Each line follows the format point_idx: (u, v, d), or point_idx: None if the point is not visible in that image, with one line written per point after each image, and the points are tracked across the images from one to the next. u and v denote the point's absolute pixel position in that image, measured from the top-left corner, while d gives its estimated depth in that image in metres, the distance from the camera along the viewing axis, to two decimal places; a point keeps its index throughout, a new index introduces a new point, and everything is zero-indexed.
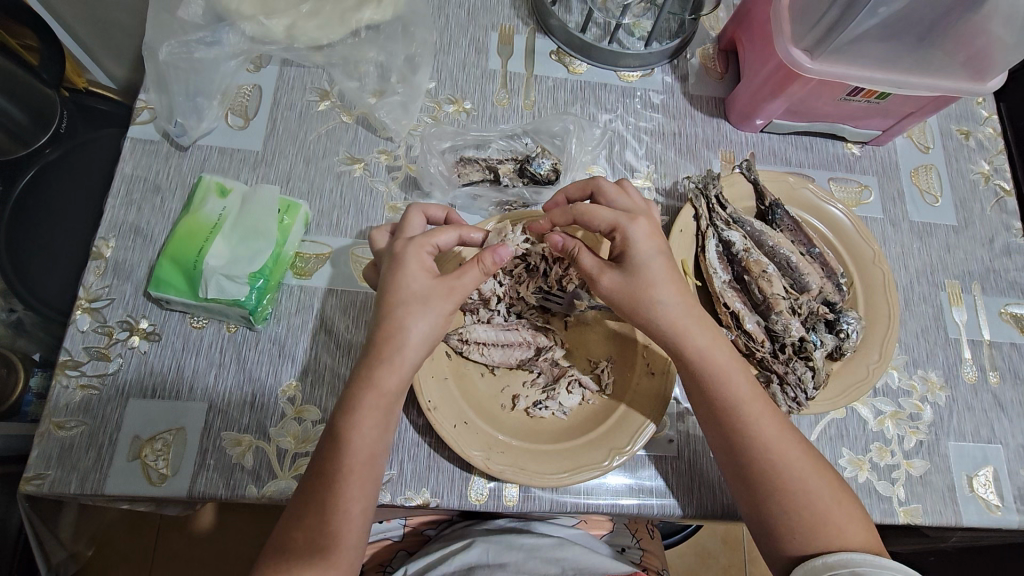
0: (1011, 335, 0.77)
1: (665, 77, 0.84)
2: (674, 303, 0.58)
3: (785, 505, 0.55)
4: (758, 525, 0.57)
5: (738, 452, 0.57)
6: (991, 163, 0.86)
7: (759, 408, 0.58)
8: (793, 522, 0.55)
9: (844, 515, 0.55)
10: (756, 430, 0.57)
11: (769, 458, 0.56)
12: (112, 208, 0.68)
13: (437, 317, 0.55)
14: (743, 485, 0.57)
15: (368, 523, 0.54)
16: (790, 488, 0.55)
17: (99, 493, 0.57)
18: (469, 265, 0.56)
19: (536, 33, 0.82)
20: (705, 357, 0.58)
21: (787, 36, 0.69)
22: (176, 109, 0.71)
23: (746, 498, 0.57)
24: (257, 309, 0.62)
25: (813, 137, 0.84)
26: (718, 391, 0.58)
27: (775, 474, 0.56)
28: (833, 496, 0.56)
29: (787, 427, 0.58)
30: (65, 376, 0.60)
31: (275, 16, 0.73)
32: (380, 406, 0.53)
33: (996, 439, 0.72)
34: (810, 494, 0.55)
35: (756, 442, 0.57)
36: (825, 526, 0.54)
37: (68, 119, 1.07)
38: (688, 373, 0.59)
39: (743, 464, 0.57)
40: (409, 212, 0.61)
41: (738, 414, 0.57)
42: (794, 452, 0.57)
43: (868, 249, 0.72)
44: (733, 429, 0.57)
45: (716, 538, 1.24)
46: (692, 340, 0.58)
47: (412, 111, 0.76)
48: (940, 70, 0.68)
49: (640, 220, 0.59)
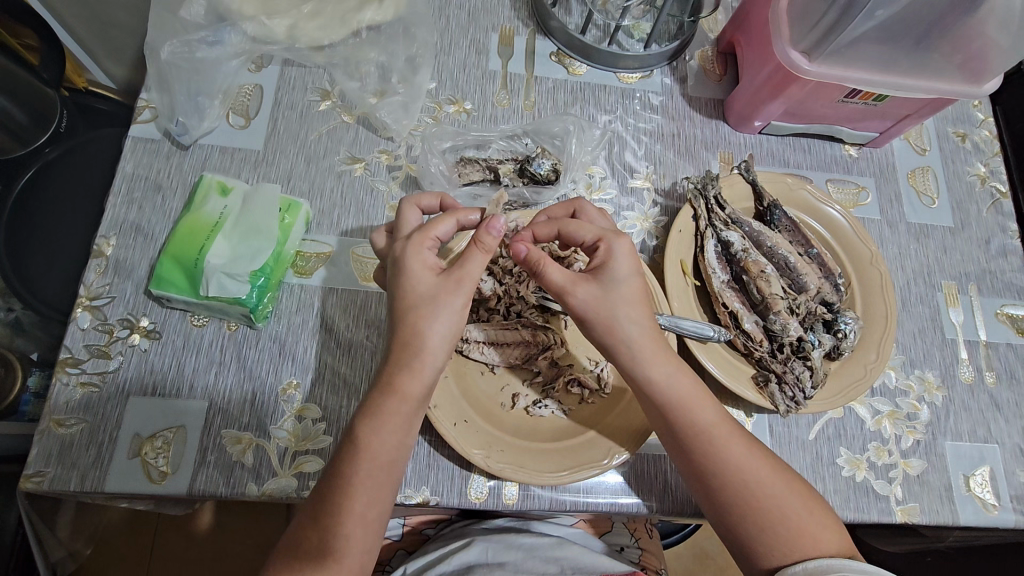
0: (1007, 335, 0.78)
1: (664, 78, 0.84)
2: (637, 328, 0.58)
3: (757, 524, 0.55)
4: (734, 544, 0.57)
5: (707, 477, 0.57)
6: (987, 165, 0.86)
7: (724, 430, 0.58)
8: (768, 541, 0.55)
9: (824, 538, 0.55)
10: (724, 454, 0.57)
11: (739, 479, 0.56)
12: (113, 207, 0.68)
13: (452, 313, 0.54)
14: (717, 508, 0.57)
15: (382, 526, 0.54)
16: (761, 508, 0.55)
17: (98, 491, 0.57)
18: (473, 251, 0.55)
19: (536, 35, 0.83)
20: (671, 386, 0.58)
21: (785, 39, 0.70)
22: (177, 108, 0.71)
23: (720, 520, 0.57)
24: (257, 308, 0.62)
25: (811, 139, 0.85)
26: (684, 419, 0.57)
27: (746, 495, 0.56)
28: (808, 508, 0.56)
29: (754, 445, 0.58)
30: (65, 374, 0.60)
31: (277, 17, 0.74)
32: (406, 410, 0.54)
33: (993, 439, 0.72)
34: (783, 510, 0.55)
35: (724, 466, 0.56)
36: (801, 537, 0.54)
37: (68, 119, 1.07)
38: (653, 405, 0.58)
39: (712, 489, 0.57)
40: (403, 207, 0.62)
41: (704, 441, 0.57)
42: (763, 470, 0.57)
43: (867, 250, 0.73)
44: (700, 456, 0.57)
45: (714, 539, 1.24)
46: (653, 371, 0.58)
47: (413, 112, 0.76)
48: (937, 73, 0.68)
49: (620, 238, 0.59)
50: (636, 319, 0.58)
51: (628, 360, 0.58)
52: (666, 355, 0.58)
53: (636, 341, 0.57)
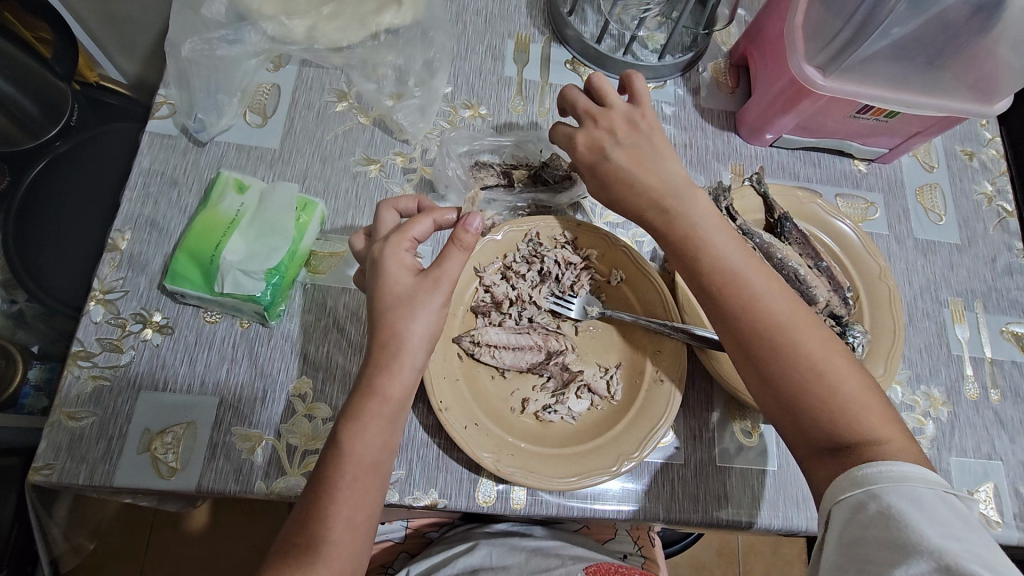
0: (1012, 353, 0.78)
1: (677, 89, 0.85)
2: (654, 184, 0.60)
3: (803, 392, 0.52)
4: (782, 419, 0.54)
5: (749, 337, 0.55)
6: (994, 184, 0.87)
7: (773, 294, 0.56)
8: (811, 409, 0.52)
9: (871, 415, 0.51)
10: (771, 315, 0.55)
11: (781, 344, 0.54)
12: (129, 201, 0.68)
13: (432, 312, 0.55)
14: (757, 370, 0.55)
15: (370, 529, 0.53)
16: (809, 374, 0.52)
17: (107, 485, 0.57)
18: (449, 250, 0.56)
19: (551, 42, 0.84)
20: (707, 244, 0.58)
21: (799, 53, 0.71)
22: (195, 105, 0.71)
23: (762, 385, 0.55)
24: (271, 306, 0.62)
25: (821, 154, 0.86)
26: (722, 276, 0.56)
27: (793, 358, 0.53)
28: (856, 382, 0.52)
29: (806, 316, 0.55)
30: (77, 367, 0.60)
31: (296, 17, 0.75)
32: (386, 411, 0.54)
33: (997, 455, 0.72)
34: (830, 376, 0.52)
35: (769, 325, 0.54)
36: (845, 416, 0.51)
37: (79, 113, 1.06)
38: (691, 260, 0.58)
39: (754, 352, 0.55)
40: (380, 208, 0.61)
41: (745, 300, 0.55)
42: (810, 333, 0.54)
43: (875, 265, 0.74)
44: (740, 314, 0.55)
45: (711, 550, 1.24)
46: (687, 221, 0.59)
47: (429, 115, 0.77)
48: (948, 91, 0.69)
49: (576, 137, 0.64)
50: (642, 183, 0.60)
51: (658, 214, 0.60)
52: (697, 198, 0.60)
53: (651, 193, 0.60)
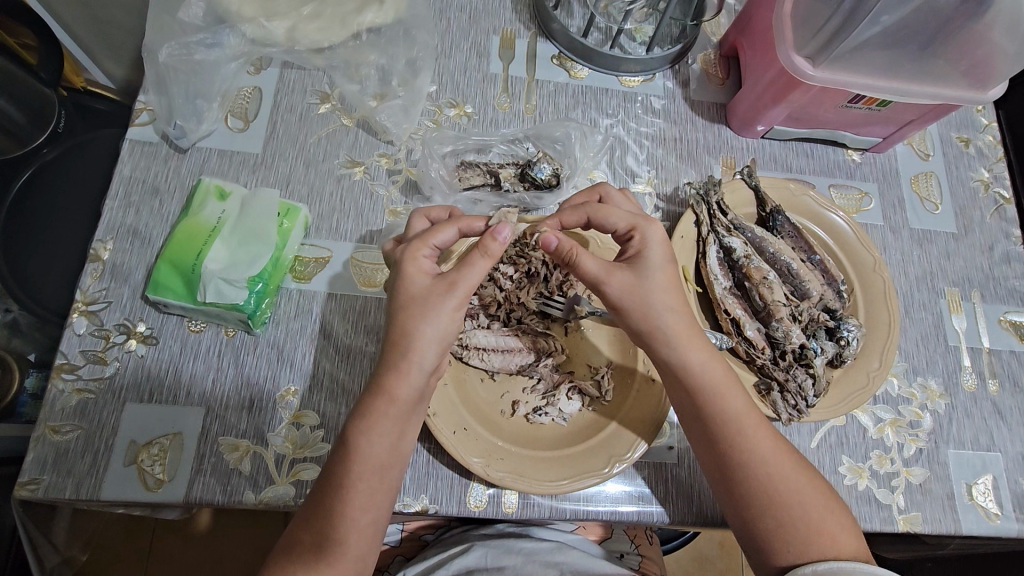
0: (1010, 342, 0.77)
1: (666, 82, 0.83)
2: (672, 314, 0.58)
3: (778, 517, 0.55)
4: (753, 544, 0.56)
5: (731, 463, 0.57)
6: (991, 171, 0.86)
7: (754, 424, 0.57)
8: (789, 538, 0.54)
9: (836, 525, 0.55)
10: (756, 445, 0.56)
11: (763, 471, 0.56)
12: (110, 210, 0.67)
13: (443, 316, 0.53)
14: (736, 498, 0.57)
15: (379, 531, 0.53)
16: (787, 500, 0.55)
17: (94, 499, 0.56)
18: (474, 256, 0.54)
19: (537, 38, 0.82)
20: (705, 371, 0.58)
21: (788, 42, 0.69)
22: (175, 112, 0.70)
23: (739, 514, 0.57)
24: (255, 313, 0.62)
25: (814, 144, 0.84)
26: (715, 406, 0.57)
27: (771, 491, 0.55)
28: (826, 504, 0.56)
29: (781, 439, 0.58)
30: (61, 381, 0.60)
31: (275, 19, 0.73)
32: (397, 413, 0.53)
33: (996, 447, 0.71)
34: (805, 506, 0.55)
35: (752, 457, 0.56)
36: (822, 536, 0.54)
37: (66, 119, 1.05)
38: (683, 389, 0.59)
39: (738, 486, 0.56)
40: (413, 217, 0.63)
41: (735, 429, 0.57)
42: (787, 465, 0.56)
43: (869, 257, 0.72)
44: (732, 454, 0.57)
45: (713, 543, 1.23)
46: (688, 360, 0.58)
47: (412, 115, 0.76)
48: (941, 79, 0.67)
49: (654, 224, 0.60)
50: (669, 303, 0.58)
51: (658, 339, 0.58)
52: (694, 327, 0.59)
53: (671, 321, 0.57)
